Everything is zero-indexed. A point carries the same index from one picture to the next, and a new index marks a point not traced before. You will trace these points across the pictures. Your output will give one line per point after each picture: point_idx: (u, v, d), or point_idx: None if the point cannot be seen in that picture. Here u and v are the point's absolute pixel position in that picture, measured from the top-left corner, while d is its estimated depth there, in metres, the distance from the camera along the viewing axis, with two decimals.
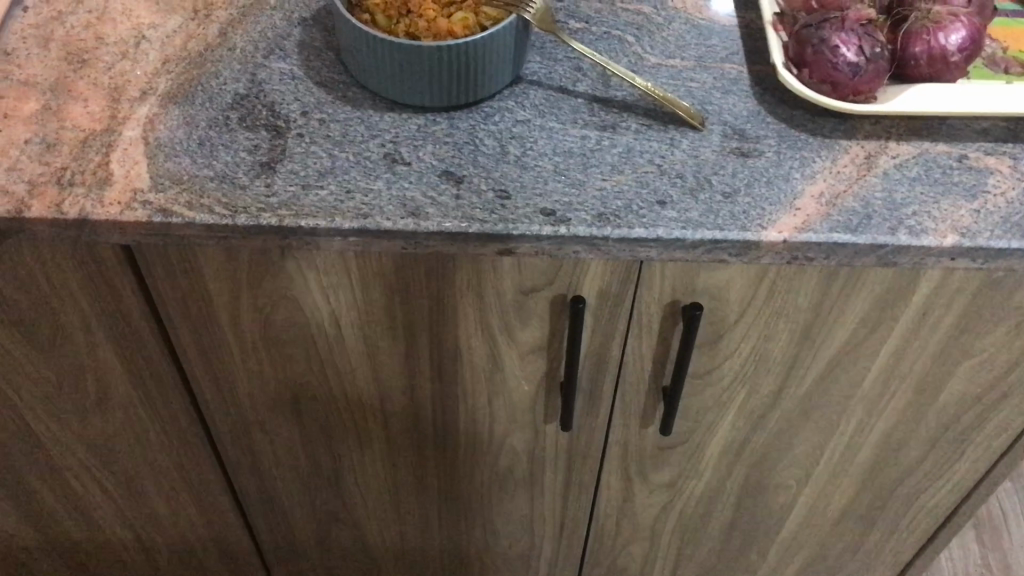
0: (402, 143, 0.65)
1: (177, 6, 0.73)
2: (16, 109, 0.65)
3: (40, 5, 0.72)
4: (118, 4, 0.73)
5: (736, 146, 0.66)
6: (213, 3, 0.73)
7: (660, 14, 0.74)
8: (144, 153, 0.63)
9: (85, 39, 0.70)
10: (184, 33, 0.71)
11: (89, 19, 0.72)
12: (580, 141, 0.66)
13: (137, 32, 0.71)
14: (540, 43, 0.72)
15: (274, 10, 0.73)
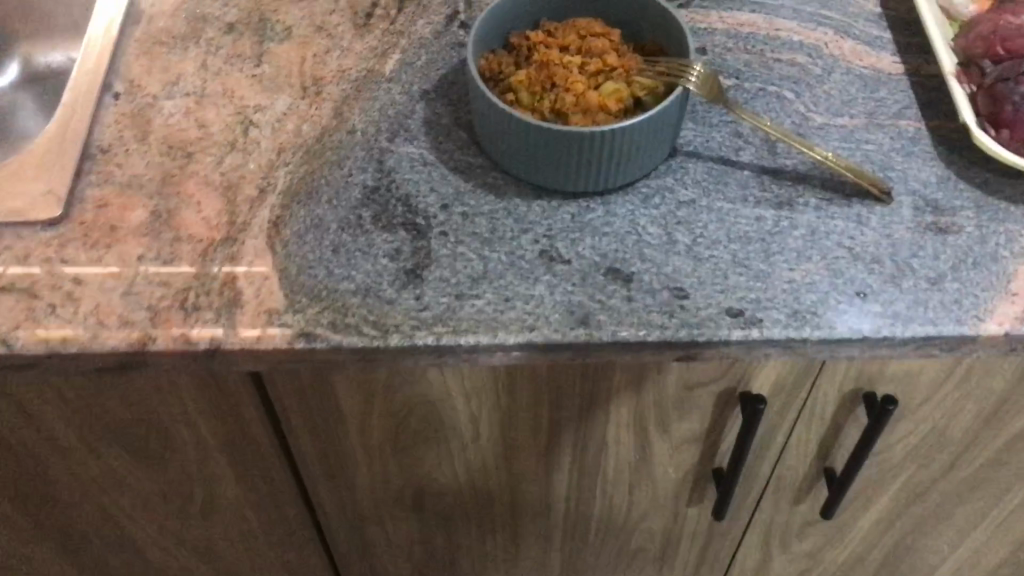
0: (557, 236, 0.58)
1: (283, 82, 0.66)
2: (123, 220, 0.59)
3: (131, 90, 0.65)
4: (216, 83, 0.66)
5: (931, 221, 0.58)
6: (323, 76, 0.66)
7: (818, 64, 0.66)
8: (274, 265, 0.57)
9: (187, 128, 0.63)
10: (295, 114, 0.64)
11: (187, 104, 0.65)
12: (755, 224, 0.58)
13: (243, 116, 0.64)
14: (690, 105, 0.65)
15: (390, 82, 0.66)
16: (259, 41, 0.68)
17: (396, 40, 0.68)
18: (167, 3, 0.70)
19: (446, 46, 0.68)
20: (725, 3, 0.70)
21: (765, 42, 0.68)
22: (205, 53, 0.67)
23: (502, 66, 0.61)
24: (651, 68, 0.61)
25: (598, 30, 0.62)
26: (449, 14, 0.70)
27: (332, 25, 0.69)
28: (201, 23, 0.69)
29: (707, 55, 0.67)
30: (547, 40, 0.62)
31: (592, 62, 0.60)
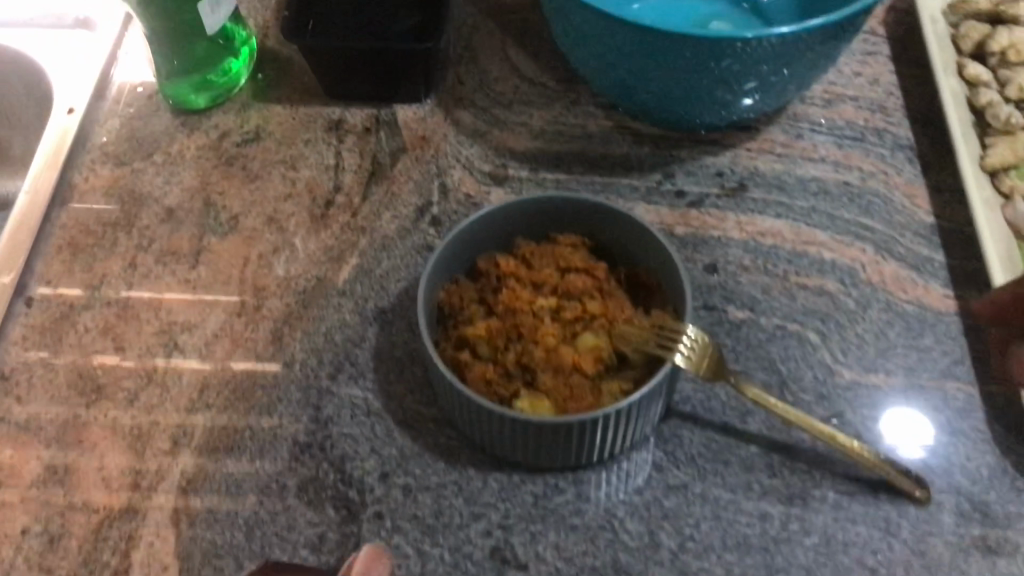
0: (515, 528, 0.48)
1: (219, 292, 0.57)
2: (13, 476, 0.50)
3: (47, 294, 0.57)
4: (144, 289, 0.57)
5: (980, 535, 0.47)
6: (265, 285, 0.57)
7: (851, 295, 0.55)
8: (175, 552, 0.48)
9: (102, 350, 0.55)
10: (228, 337, 0.55)
11: (107, 316, 0.56)
12: (758, 525, 0.48)
13: (168, 337, 0.55)
14: None
15: (342, 296, 0.56)
16: (199, 233, 0.59)
17: (355, 237, 0.59)
18: (102, 178, 0.62)
19: (412, 248, 0.59)
20: (744, 204, 0.59)
21: (789, 260, 0.56)
22: (135, 247, 0.59)
23: (464, 301, 0.51)
24: (641, 316, 0.50)
25: (581, 262, 0.52)
26: (419, 204, 0.60)
27: (284, 215, 0.60)
28: (136, 206, 0.61)
29: (717, 275, 0.56)
30: (521, 272, 0.52)
31: (571, 306, 0.50)
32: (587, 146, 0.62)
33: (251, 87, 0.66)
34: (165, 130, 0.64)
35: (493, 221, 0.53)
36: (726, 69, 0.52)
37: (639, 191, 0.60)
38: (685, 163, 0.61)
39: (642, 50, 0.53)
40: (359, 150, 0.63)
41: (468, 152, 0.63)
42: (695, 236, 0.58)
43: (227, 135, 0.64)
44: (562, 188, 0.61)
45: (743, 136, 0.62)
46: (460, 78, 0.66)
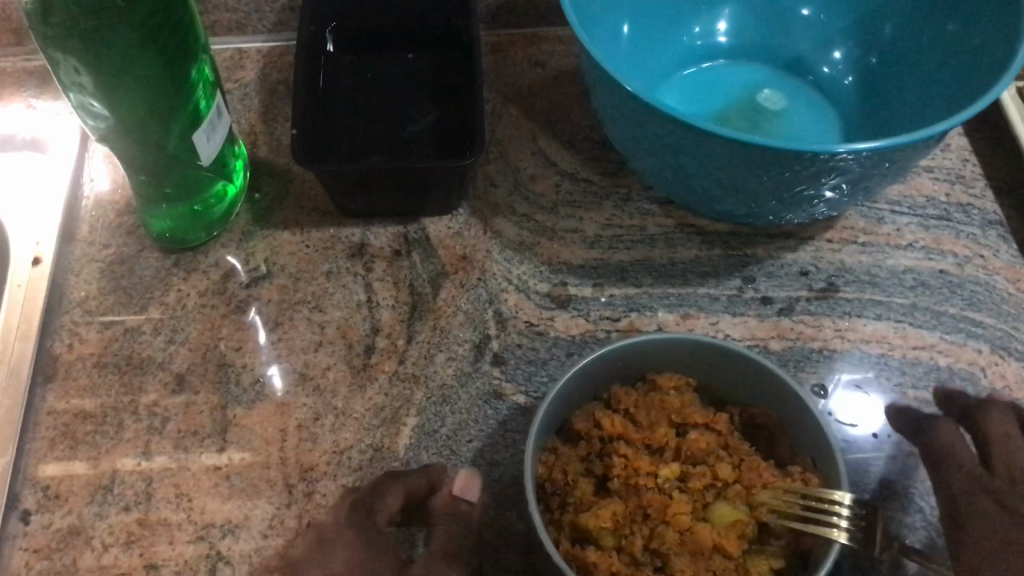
0: None
1: (260, 478, 0.48)
2: None
3: (46, 505, 0.47)
4: (166, 484, 0.47)
5: None
6: (314, 464, 0.48)
7: None
8: None
9: (129, 573, 0.45)
10: (280, 537, 0.46)
11: (126, 525, 0.46)
12: None
13: (208, 544, 0.46)
14: None
15: (407, 469, 0.48)
16: (220, 404, 0.50)
17: (408, 390, 0.50)
18: (90, 345, 0.52)
19: (477, 396, 0.50)
20: (838, 307, 0.53)
21: (902, 371, 0.51)
22: (146, 431, 0.49)
23: (570, 475, 0.44)
24: (776, 475, 0.44)
25: (698, 416, 0.46)
26: (477, 340, 0.52)
27: (319, 370, 0.51)
28: (137, 375, 0.51)
29: (829, 398, 0.50)
30: (629, 433, 0.45)
31: (697, 474, 0.44)
32: (652, 251, 0.55)
33: (249, 210, 0.57)
34: (156, 274, 0.54)
35: (589, 374, 0.45)
36: (832, 183, 0.46)
37: (720, 301, 0.53)
38: (764, 263, 0.55)
39: (740, 163, 0.46)
40: (391, 279, 0.54)
41: (519, 270, 0.55)
42: (795, 351, 0.52)
43: (232, 274, 0.54)
44: (633, 305, 0.53)
45: (820, 224, 0.56)
46: (491, 179, 0.58)
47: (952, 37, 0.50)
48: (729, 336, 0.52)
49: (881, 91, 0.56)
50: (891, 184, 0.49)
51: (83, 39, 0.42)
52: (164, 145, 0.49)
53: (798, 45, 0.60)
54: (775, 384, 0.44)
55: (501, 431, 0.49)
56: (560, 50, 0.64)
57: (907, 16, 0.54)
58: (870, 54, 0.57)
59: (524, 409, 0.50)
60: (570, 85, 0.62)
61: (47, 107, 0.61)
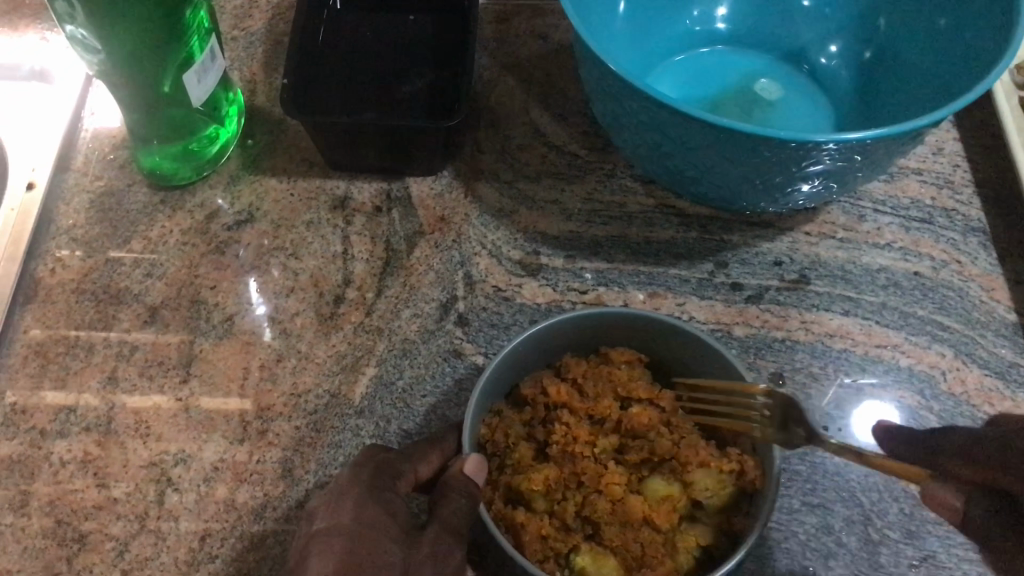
0: None
1: (218, 411, 0.49)
2: None
3: (11, 419, 0.49)
4: (128, 409, 0.49)
5: None
6: (271, 404, 0.49)
7: (932, 410, 0.50)
8: None
9: (82, 490, 0.47)
10: (229, 470, 0.47)
11: (84, 444, 0.48)
12: None
13: (160, 470, 0.47)
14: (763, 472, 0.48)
15: (360, 417, 0.49)
16: (188, 338, 0.51)
17: (371, 341, 0.51)
18: (72, 271, 0.54)
19: (436, 353, 0.51)
20: (807, 299, 0.53)
21: (861, 368, 0.51)
22: (114, 357, 0.51)
23: (510, 439, 0.45)
24: (714, 454, 0.44)
25: (643, 392, 0.46)
26: (444, 300, 0.53)
27: (288, 315, 0.52)
28: (113, 304, 0.52)
29: (784, 387, 0.50)
30: (573, 402, 0.46)
31: (635, 447, 0.44)
32: (628, 229, 0.56)
33: (240, 155, 0.58)
34: (143, 209, 0.56)
35: (539, 341, 0.46)
36: (806, 172, 0.47)
37: (690, 283, 0.54)
38: (738, 249, 0.55)
39: (712, 144, 0.46)
40: (369, 234, 0.55)
41: (494, 236, 0.55)
42: (757, 339, 0.52)
43: (215, 216, 0.56)
44: (603, 280, 0.54)
45: (800, 217, 0.56)
46: (479, 145, 0.59)
47: (948, 39, 0.50)
48: (693, 318, 0.52)
49: (874, 88, 0.56)
50: (870, 178, 0.49)
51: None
52: (160, 86, 0.51)
53: (798, 36, 0.59)
54: (722, 366, 0.45)
55: (456, 390, 0.50)
56: (563, 23, 0.64)
57: (904, 12, 0.53)
58: (868, 48, 0.56)
59: (481, 370, 0.51)
60: (569, 59, 0.63)
61: (58, 40, 0.62)
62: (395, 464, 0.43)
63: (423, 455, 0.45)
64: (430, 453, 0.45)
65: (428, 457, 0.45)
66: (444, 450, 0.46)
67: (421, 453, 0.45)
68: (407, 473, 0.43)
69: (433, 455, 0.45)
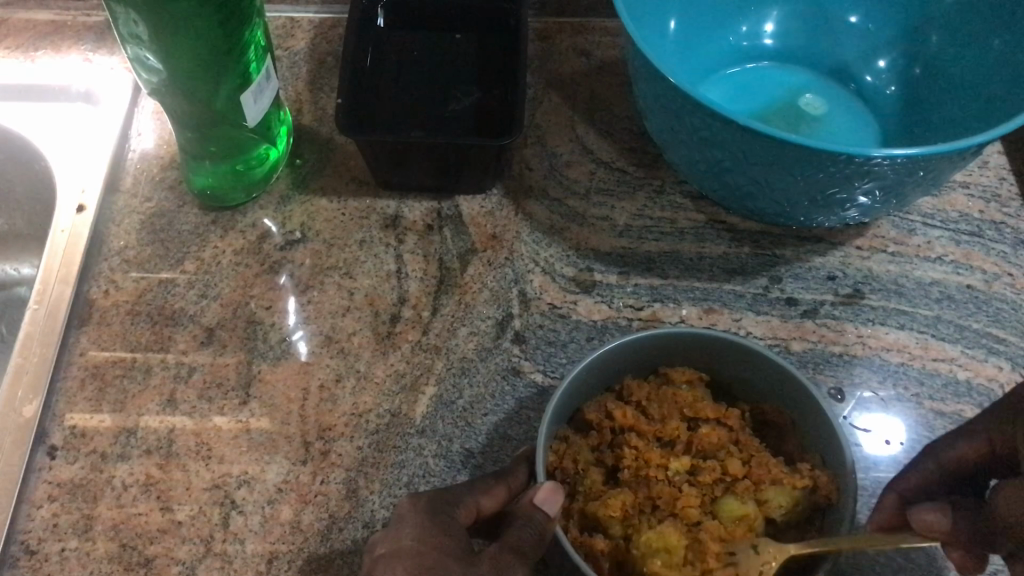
0: None
1: (280, 433, 0.49)
2: None
3: (72, 442, 0.48)
4: (188, 432, 0.49)
5: None
6: (332, 425, 0.49)
7: None
8: None
9: (146, 514, 0.46)
10: (294, 491, 0.47)
11: (146, 468, 0.48)
12: None
13: (223, 492, 0.47)
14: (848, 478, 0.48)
15: (422, 437, 0.49)
16: (246, 358, 0.51)
17: (429, 360, 0.51)
18: (125, 292, 0.53)
19: (495, 371, 0.51)
20: (863, 314, 0.53)
21: (920, 382, 0.51)
22: (172, 379, 0.50)
23: (580, 465, 0.44)
24: (785, 471, 0.44)
25: (710, 412, 0.46)
26: (500, 317, 0.53)
27: (344, 335, 0.52)
28: (169, 326, 0.52)
29: (844, 403, 0.50)
30: (640, 425, 0.45)
31: (708, 468, 0.44)
32: (680, 244, 0.56)
33: (290, 174, 0.58)
34: (195, 229, 0.56)
35: (601, 363, 0.46)
36: (865, 188, 0.47)
37: (745, 298, 0.54)
38: (791, 264, 0.55)
39: (774, 159, 0.46)
40: (421, 253, 0.55)
41: (547, 253, 0.55)
42: (815, 354, 0.52)
43: (267, 236, 0.56)
44: (658, 296, 0.54)
45: (851, 231, 0.56)
46: (527, 163, 0.59)
47: (999, 55, 0.50)
48: (751, 333, 0.52)
49: (922, 104, 0.56)
50: (924, 195, 0.49)
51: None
52: (211, 102, 0.50)
53: (843, 52, 0.60)
54: (785, 383, 0.45)
55: (517, 408, 0.50)
56: (606, 41, 0.64)
57: (953, 31, 0.54)
58: (914, 64, 0.57)
59: (541, 389, 0.51)
60: (613, 76, 0.63)
61: (103, 62, 0.63)
62: (457, 495, 0.42)
63: (486, 489, 0.43)
64: (495, 487, 0.43)
65: (492, 493, 0.43)
66: (513, 483, 0.44)
67: (484, 490, 0.43)
68: (467, 503, 0.42)
69: (497, 493, 0.43)
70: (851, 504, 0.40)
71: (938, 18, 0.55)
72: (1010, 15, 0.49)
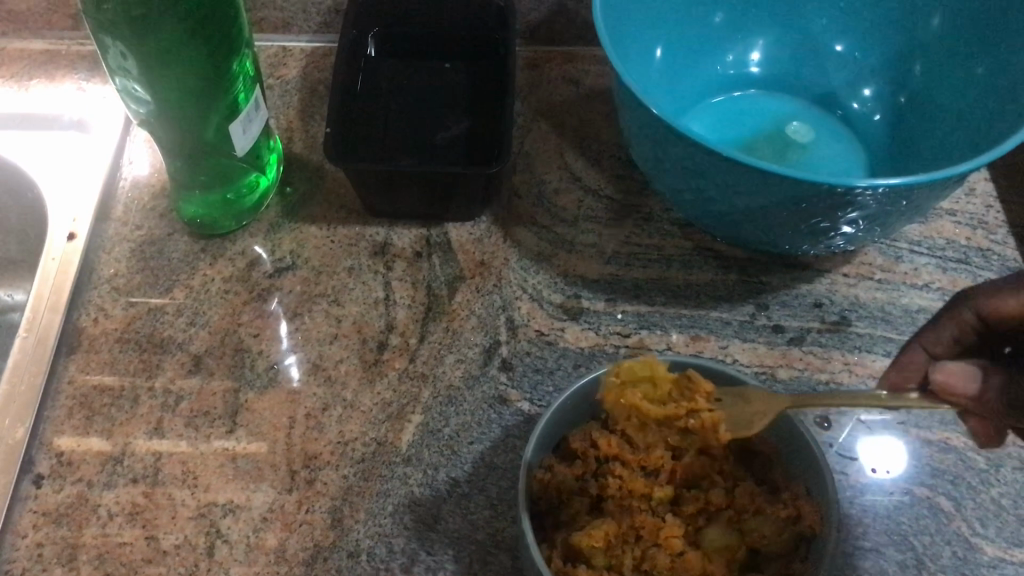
0: None
1: (265, 461, 0.49)
2: None
3: (58, 471, 0.48)
4: (175, 460, 0.49)
5: None
6: (318, 453, 0.49)
7: (980, 452, 0.50)
8: None
9: (131, 542, 0.46)
10: (279, 520, 0.47)
11: (132, 496, 0.48)
12: None
13: (208, 521, 0.47)
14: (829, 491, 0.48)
15: (408, 466, 0.49)
16: (234, 386, 0.51)
17: (416, 388, 0.51)
18: (114, 320, 0.54)
19: (482, 400, 0.51)
20: (849, 341, 0.53)
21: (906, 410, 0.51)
22: (159, 407, 0.50)
23: (563, 494, 0.44)
24: (767, 501, 0.44)
25: (671, 387, 0.45)
26: (487, 345, 0.53)
27: (331, 363, 0.52)
28: (157, 355, 0.52)
29: (831, 431, 0.50)
30: (625, 455, 0.45)
31: (690, 498, 0.44)
32: (668, 272, 0.56)
33: (280, 202, 0.59)
34: (185, 257, 0.56)
35: (585, 391, 0.46)
36: (848, 218, 0.47)
37: (732, 326, 0.54)
38: (778, 291, 0.55)
39: (757, 189, 0.46)
40: (410, 280, 0.56)
41: (534, 280, 0.56)
42: (801, 382, 0.52)
43: (256, 263, 0.56)
44: (645, 323, 0.54)
45: (838, 258, 0.56)
46: (516, 190, 0.59)
47: (982, 85, 0.51)
48: (738, 361, 0.52)
49: (907, 132, 0.57)
50: (908, 223, 0.49)
51: (123, 10, 0.43)
52: (198, 125, 0.50)
53: (829, 80, 0.61)
54: (768, 410, 0.45)
55: (503, 436, 0.50)
56: (594, 69, 0.65)
57: (937, 60, 0.54)
58: (900, 92, 0.57)
59: (527, 417, 0.51)
60: (601, 104, 0.63)
61: (96, 91, 0.64)
62: None
63: None
64: None
65: None
66: None
67: None
68: None
69: None
70: (833, 535, 0.40)
71: (922, 47, 0.55)
72: (996, 44, 0.50)
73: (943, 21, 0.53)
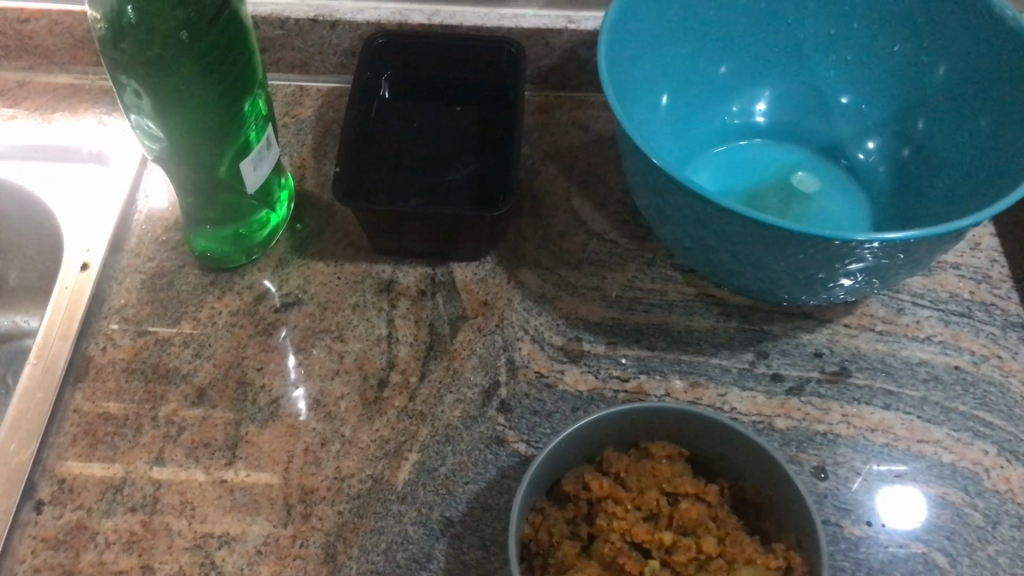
0: None
1: (262, 494, 0.49)
2: None
3: (59, 497, 0.49)
4: (174, 489, 0.50)
5: None
6: (314, 487, 0.50)
7: (977, 508, 0.49)
8: None
9: (126, 571, 0.47)
10: (273, 553, 0.47)
11: (131, 525, 0.48)
12: None
13: (204, 553, 0.47)
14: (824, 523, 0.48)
15: (402, 503, 0.49)
16: (234, 419, 0.52)
17: (414, 426, 0.52)
18: (122, 350, 0.55)
19: (479, 440, 0.51)
20: (848, 392, 0.53)
21: (903, 463, 0.51)
22: (161, 437, 0.51)
23: (554, 537, 0.44)
24: (759, 551, 0.44)
25: None
26: (486, 385, 0.53)
27: (332, 398, 0.53)
28: (161, 386, 0.53)
29: (827, 481, 0.50)
30: (617, 499, 0.46)
31: (683, 546, 0.44)
32: (668, 317, 0.56)
33: (289, 239, 0.60)
34: (193, 290, 0.57)
35: (579, 437, 0.46)
36: (846, 270, 0.47)
37: (731, 373, 0.54)
38: (778, 340, 0.55)
39: (756, 240, 0.47)
40: (413, 318, 0.56)
41: (536, 321, 0.56)
42: (799, 432, 0.52)
43: (264, 298, 0.57)
44: (644, 368, 0.54)
45: (839, 308, 0.57)
46: (521, 232, 0.60)
47: (987, 142, 0.51)
48: (735, 409, 0.53)
49: (911, 185, 0.57)
50: (909, 276, 0.49)
51: (143, 27, 0.44)
52: (193, 101, 0.47)
53: (836, 131, 0.62)
54: (761, 458, 0.45)
55: (498, 476, 0.50)
56: (603, 116, 0.66)
57: (940, 114, 0.55)
58: (904, 146, 0.58)
59: (523, 458, 0.51)
60: (609, 149, 0.64)
61: (116, 124, 0.65)
62: None
63: None
64: None
65: None
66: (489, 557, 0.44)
67: None
68: None
69: None
70: None
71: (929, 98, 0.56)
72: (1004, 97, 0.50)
73: (948, 70, 0.54)
